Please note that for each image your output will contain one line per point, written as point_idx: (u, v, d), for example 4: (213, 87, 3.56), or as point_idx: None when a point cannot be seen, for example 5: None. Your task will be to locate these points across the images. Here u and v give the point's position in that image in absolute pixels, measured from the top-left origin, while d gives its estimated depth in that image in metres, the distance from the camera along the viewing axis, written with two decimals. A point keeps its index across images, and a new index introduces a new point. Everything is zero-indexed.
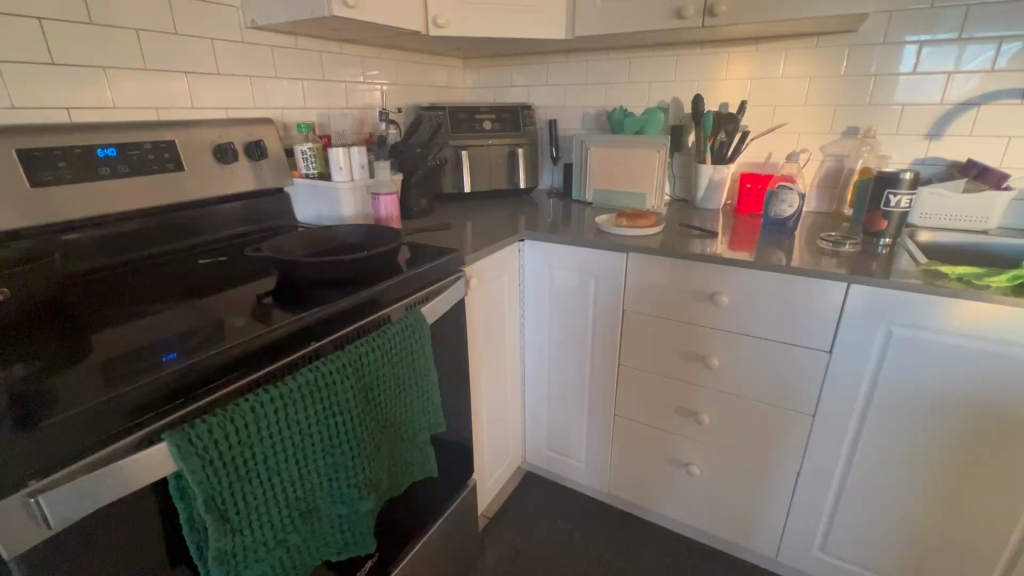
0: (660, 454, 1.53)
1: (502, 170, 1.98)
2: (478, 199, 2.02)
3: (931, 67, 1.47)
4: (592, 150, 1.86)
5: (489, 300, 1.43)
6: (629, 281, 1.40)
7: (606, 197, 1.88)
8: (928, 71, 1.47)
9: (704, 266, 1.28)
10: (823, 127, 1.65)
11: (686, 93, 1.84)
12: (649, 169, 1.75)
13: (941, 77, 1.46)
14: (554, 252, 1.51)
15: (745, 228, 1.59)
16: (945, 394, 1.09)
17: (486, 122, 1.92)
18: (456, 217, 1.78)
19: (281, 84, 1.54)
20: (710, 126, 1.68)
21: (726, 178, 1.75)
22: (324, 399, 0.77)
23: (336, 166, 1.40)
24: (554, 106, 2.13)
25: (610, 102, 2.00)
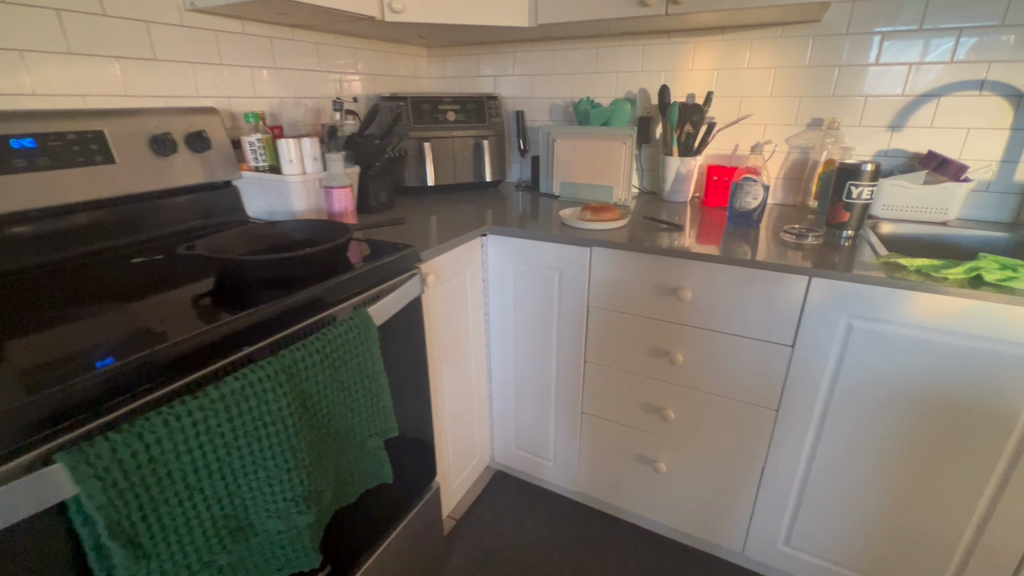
0: (627, 451, 1.51)
1: (467, 163, 1.92)
2: (443, 192, 1.96)
3: (894, 58, 1.46)
4: (558, 141, 1.82)
5: (449, 298, 1.38)
6: (593, 276, 1.37)
7: (573, 190, 1.84)
8: (891, 62, 1.47)
9: (668, 260, 1.25)
10: (789, 119, 1.64)
11: (653, 84, 1.81)
12: (615, 162, 1.72)
13: (904, 68, 1.46)
14: (517, 248, 1.47)
15: (711, 221, 1.57)
16: (905, 387, 1.09)
17: (449, 113, 1.86)
18: (418, 212, 1.72)
19: (227, 71, 1.45)
20: (675, 117, 1.65)
21: (692, 170, 1.73)
22: (253, 409, 0.71)
23: (286, 159, 1.33)
24: (521, 97, 2.08)
25: (578, 93, 1.96)
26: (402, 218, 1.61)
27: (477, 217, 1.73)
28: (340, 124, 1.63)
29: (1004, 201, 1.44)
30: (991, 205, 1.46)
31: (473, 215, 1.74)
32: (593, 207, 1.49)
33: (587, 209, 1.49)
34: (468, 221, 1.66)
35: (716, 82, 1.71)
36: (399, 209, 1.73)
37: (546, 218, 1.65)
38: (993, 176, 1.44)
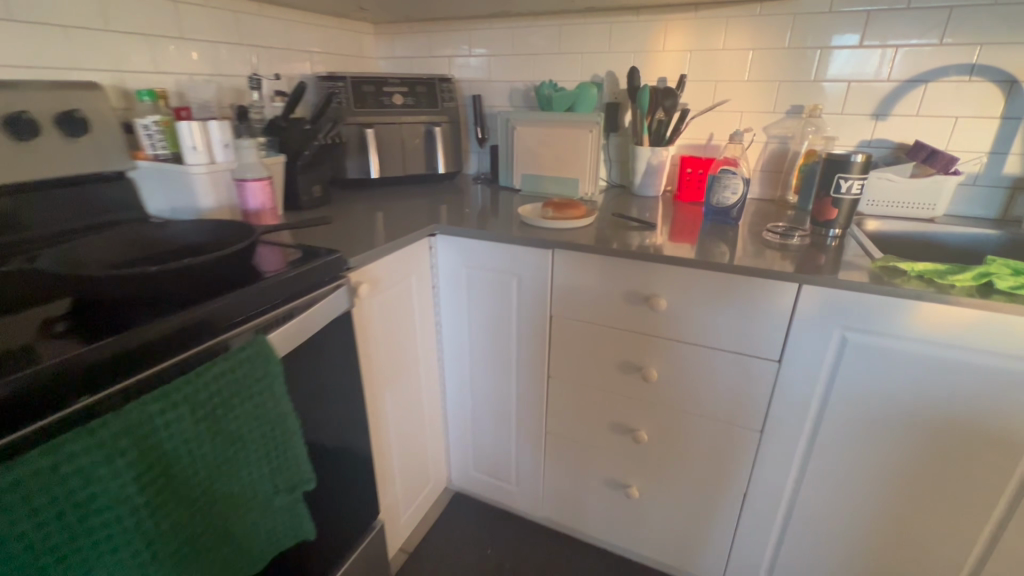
0: (597, 474, 1.36)
1: (417, 152, 1.72)
2: (391, 187, 1.76)
3: (881, 39, 1.34)
4: (518, 129, 1.64)
5: (390, 310, 1.19)
6: (556, 282, 1.20)
7: (536, 184, 1.67)
8: (877, 43, 1.35)
9: (639, 265, 1.10)
10: (767, 106, 1.51)
11: (621, 67, 1.65)
12: (581, 152, 1.55)
13: (891, 50, 1.34)
14: (470, 250, 1.28)
15: (685, 220, 1.43)
16: (903, 407, 0.97)
17: (395, 96, 1.66)
18: (360, 209, 1.52)
19: (116, 40, 1.20)
20: (646, 102, 1.48)
21: (665, 162, 1.58)
22: (71, 493, 0.52)
23: (187, 146, 1.10)
24: (479, 80, 1.89)
25: (540, 77, 1.78)
26: (339, 216, 1.40)
27: (428, 214, 1.54)
28: (262, 106, 1.40)
29: (992, 195, 1.35)
30: (979, 200, 1.36)
31: (424, 212, 1.55)
32: (556, 202, 1.31)
33: (548, 204, 1.31)
34: (417, 219, 1.47)
35: (690, 65, 1.56)
36: (338, 206, 1.51)
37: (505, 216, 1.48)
38: (982, 169, 1.34)
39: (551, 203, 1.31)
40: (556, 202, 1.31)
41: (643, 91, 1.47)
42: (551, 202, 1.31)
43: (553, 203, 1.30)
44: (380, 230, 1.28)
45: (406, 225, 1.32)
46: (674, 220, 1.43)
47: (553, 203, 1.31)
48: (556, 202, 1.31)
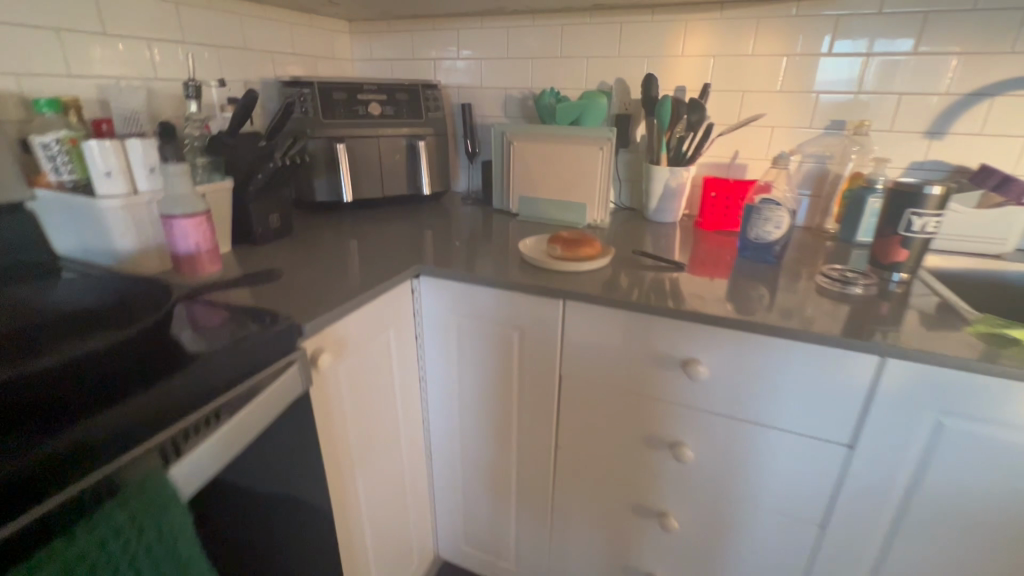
0: (613, 560, 1.14)
1: (398, 170, 1.49)
2: (369, 209, 1.52)
3: (930, 46, 1.16)
4: (515, 145, 1.42)
5: (362, 374, 0.96)
6: (568, 338, 0.98)
7: (535, 207, 1.45)
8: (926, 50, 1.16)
9: (675, 324, 0.88)
10: (803, 120, 1.31)
11: (633, 73, 1.43)
12: (588, 172, 1.34)
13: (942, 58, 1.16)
14: (461, 296, 1.05)
15: (713, 255, 1.22)
16: (1011, 511, 0.77)
17: (372, 105, 1.43)
18: (329, 240, 1.28)
19: (11, 34, 0.95)
20: (667, 115, 1.27)
21: (685, 184, 1.37)
22: None
23: (95, 171, 0.85)
24: (469, 86, 1.66)
25: (539, 83, 1.56)
26: (303, 251, 1.16)
27: (410, 245, 1.30)
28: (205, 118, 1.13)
29: None
30: None
31: (406, 242, 1.32)
32: (562, 236, 1.07)
33: (553, 240, 1.08)
34: (398, 252, 1.24)
35: (713, 73, 1.36)
36: (303, 237, 1.28)
37: (502, 250, 1.25)
38: None
39: (556, 239, 1.07)
40: (562, 237, 1.07)
41: (662, 101, 1.26)
42: (557, 238, 1.08)
43: (560, 237, 1.07)
44: (350, 273, 1.05)
45: (383, 265, 1.10)
46: (700, 255, 1.22)
47: (559, 238, 1.07)
48: (561, 237, 1.07)
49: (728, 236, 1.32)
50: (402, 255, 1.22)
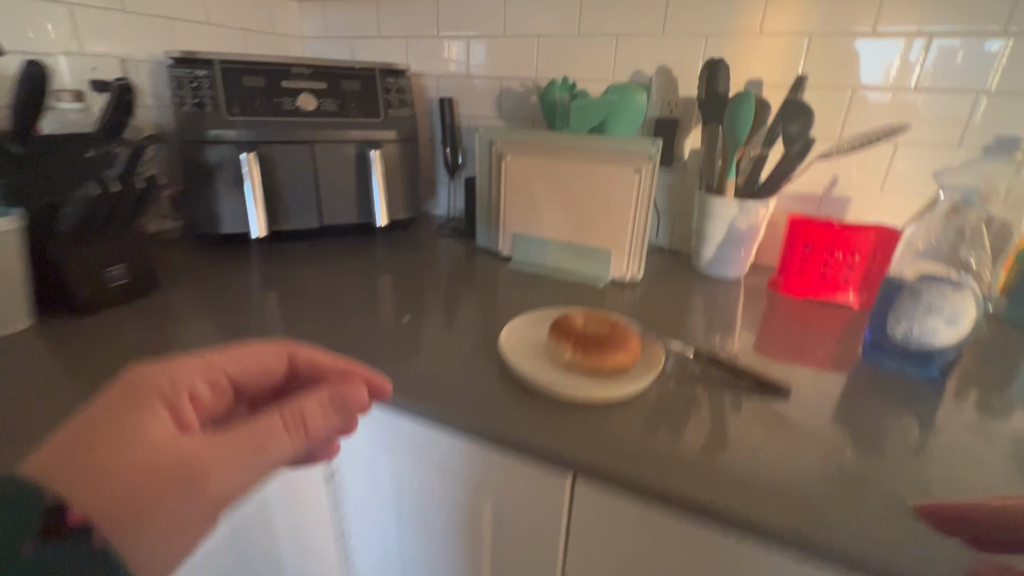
0: None
1: (343, 191, 1.05)
2: (304, 244, 1.10)
3: (963, 48, 0.81)
4: (509, 160, 0.98)
5: (187, 575, 0.58)
6: (578, 529, 0.55)
7: (535, 251, 1.01)
8: (958, 55, 0.82)
9: (790, 551, 0.45)
10: (945, 136, 0.86)
11: (682, 60, 0.99)
12: (615, 206, 0.90)
13: (974, 62, 0.81)
14: (398, 431, 0.63)
15: (810, 349, 0.78)
16: None
17: (304, 95, 0.99)
18: (224, 302, 0.86)
19: None
20: (747, 125, 0.83)
21: (760, 226, 0.92)
22: None
23: None
24: (452, 76, 1.22)
25: (547, 72, 1.12)
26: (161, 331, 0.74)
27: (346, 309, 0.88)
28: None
29: None
30: None
31: (340, 304, 0.89)
32: (577, 328, 0.63)
33: (560, 335, 0.63)
34: (321, 327, 0.81)
35: (807, 60, 0.91)
36: (185, 297, 0.85)
37: (483, 327, 0.82)
38: None
39: (566, 335, 0.63)
40: (576, 331, 0.63)
41: (740, 98, 0.82)
42: (567, 331, 0.63)
43: (572, 331, 0.63)
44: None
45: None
46: (790, 348, 0.78)
47: (573, 333, 0.63)
48: (576, 330, 0.63)
49: (824, 310, 0.88)
50: (326, 333, 0.79)
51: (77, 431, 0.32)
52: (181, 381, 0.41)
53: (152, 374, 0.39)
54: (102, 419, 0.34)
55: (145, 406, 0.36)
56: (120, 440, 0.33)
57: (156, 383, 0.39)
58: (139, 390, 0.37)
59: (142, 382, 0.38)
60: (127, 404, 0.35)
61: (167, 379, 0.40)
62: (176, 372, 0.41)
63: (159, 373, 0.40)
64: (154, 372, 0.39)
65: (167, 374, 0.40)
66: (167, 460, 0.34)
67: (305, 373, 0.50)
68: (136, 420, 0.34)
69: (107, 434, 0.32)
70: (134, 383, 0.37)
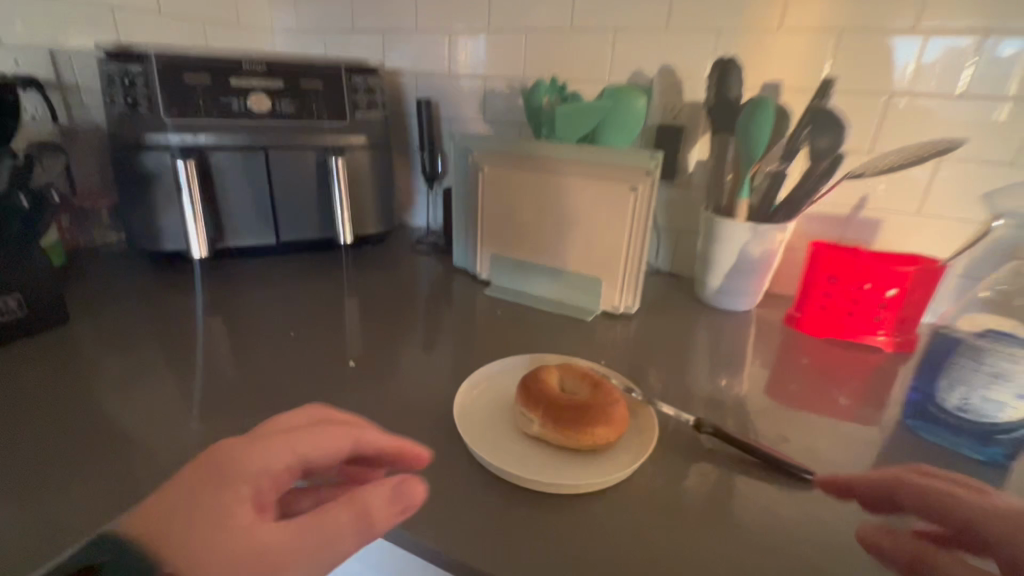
0: None
1: (304, 203, 0.94)
2: (262, 261, 0.98)
3: (973, 48, 0.70)
4: (488, 173, 0.86)
5: None
6: None
7: (517, 275, 0.89)
8: (967, 55, 0.71)
9: None
10: (996, 154, 0.73)
11: (688, 60, 0.87)
12: (606, 229, 0.78)
13: (983, 65, 0.70)
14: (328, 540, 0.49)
15: (833, 405, 0.66)
16: None
17: (256, 95, 0.87)
18: (156, 335, 0.75)
19: None
20: (764, 139, 0.70)
21: (775, 254, 0.79)
22: None
23: None
24: (432, 73, 1.09)
25: (536, 71, 0.99)
26: (70, 381, 0.63)
27: (296, 343, 0.76)
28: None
29: None
30: None
31: (290, 336, 0.78)
32: (552, 390, 0.51)
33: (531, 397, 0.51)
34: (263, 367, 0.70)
35: (836, 61, 0.78)
36: (111, 330, 0.75)
37: (450, 371, 0.71)
38: None
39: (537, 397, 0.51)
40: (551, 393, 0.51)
41: (755, 101, 0.69)
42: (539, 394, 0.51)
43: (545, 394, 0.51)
44: (112, 462, 0.51)
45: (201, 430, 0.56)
46: (809, 403, 0.66)
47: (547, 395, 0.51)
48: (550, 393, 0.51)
49: (847, 354, 0.76)
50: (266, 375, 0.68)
51: (148, 514, 0.30)
52: (270, 462, 0.34)
53: (243, 452, 0.33)
54: (175, 498, 0.31)
55: (228, 488, 0.31)
56: (188, 535, 0.29)
57: (232, 465, 0.32)
58: (225, 467, 0.32)
59: (229, 462, 0.32)
60: (207, 484, 0.31)
61: (261, 458, 0.33)
62: (271, 449, 0.34)
63: (250, 449, 0.34)
64: (248, 449, 0.34)
65: (256, 451, 0.34)
66: (240, 556, 0.29)
67: (374, 453, 0.40)
68: (210, 509, 0.30)
69: (177, 522, 0.29)
70: (221, 456, 0.33)
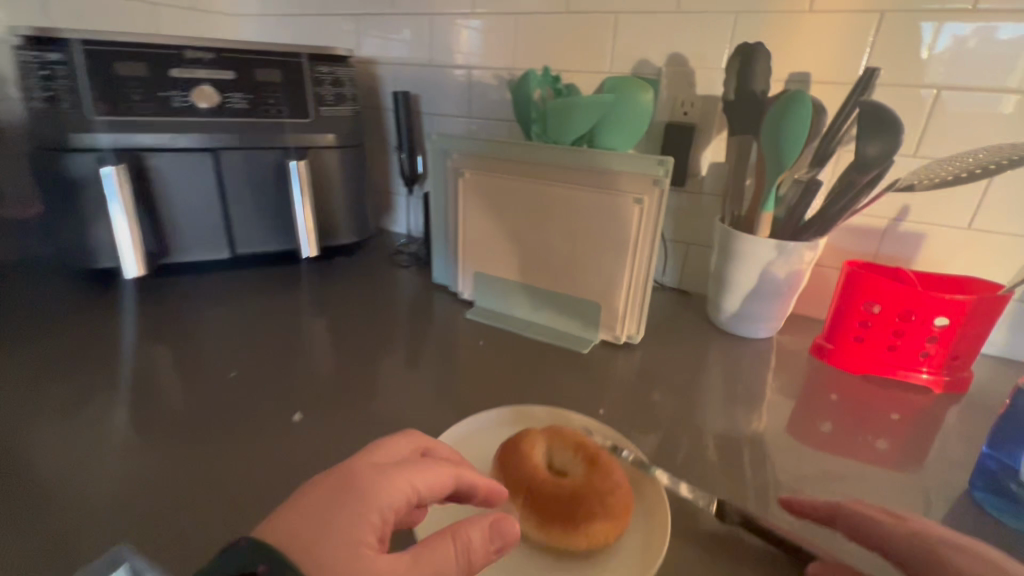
0: None
1: (262, 212, 0.83)
2: (219, 277, 0.88)
3: (975, 35, 0.62)
4: (470, 178, 0.74)
5: None
6: None
7: (504, 295, 0.78)
8: (969, 44, 0.62)
9: None
10: None
11: (701, 47, 0.75)
12: (605, 246, 0.67)
13: (985, 53, 0.62)
14: None
15: (875, 461, 0.56)
16: None
17: (202, 88, 0.75)
18: (82, 372, 0.65)
19: None
20: (797, 145, 0.58)
21: (802, 274, 0.68)
22: None
23: None
24: (411, 63, 0.98)
25: (526, 60, 0.87)
26: None
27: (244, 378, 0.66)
28: None
29: None
30: None
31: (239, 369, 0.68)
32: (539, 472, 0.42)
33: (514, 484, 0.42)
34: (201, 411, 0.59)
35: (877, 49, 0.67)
36: (33, 366, 0.65)
37: (421, 417, 0.60)
38: None
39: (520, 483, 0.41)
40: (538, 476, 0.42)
41: (791, 95, 0.57)
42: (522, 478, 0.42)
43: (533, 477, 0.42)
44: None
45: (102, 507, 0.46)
46: (846, 460, 0.56)
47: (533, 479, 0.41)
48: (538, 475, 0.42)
49: (884, 392, 0.65)
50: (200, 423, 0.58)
51: (288, 522, 0.31)
52: (390, 492, 0.34)
53: (377, 477, 0.35)
54: (319, 506, 0.32)
55: (367, 506, 0.33)
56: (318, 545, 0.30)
57: (361, 487, 0.34)
58: (361, 486, 0.34)
59: (359, 486, 0.34)
60: (340, 499, 0.33)
61: (395, 483, 0.35)
62: (405, 476, 0.35)
63: (382, 478, 0.35)
64: (384, 474, 0.35)
65: (382, 480, 0.34)
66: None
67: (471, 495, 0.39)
68: (351, 521, 0.32)
69: (326, 528, 0.31)
70: (359, 475, 0.35)
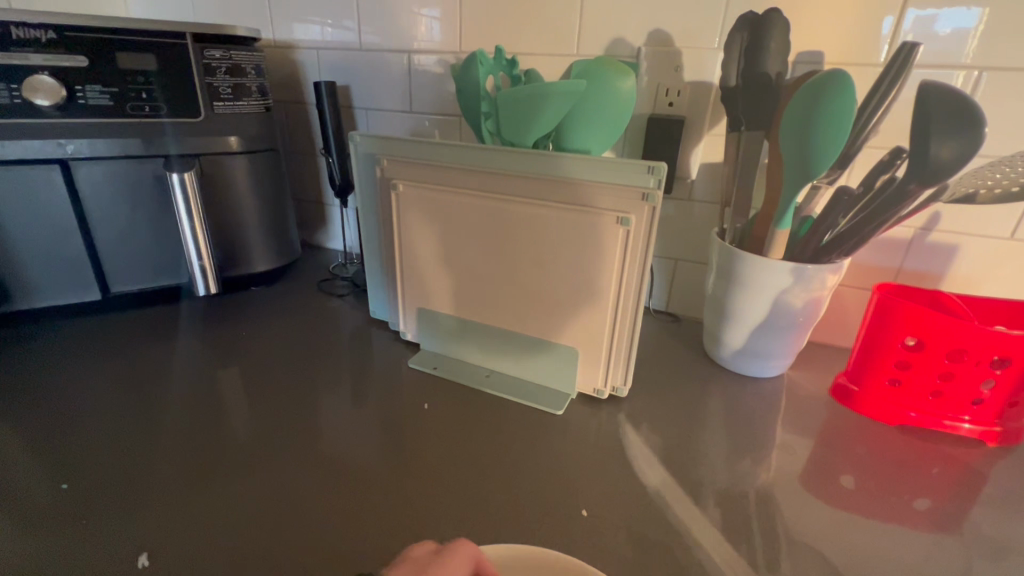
0: None
1: (144, 238, 0.66)
2: (97, 321, 0.70)
3: (917, 27, 0.53)
4: (406, 191, 0.58)
5: None
6: None
7: (457, 335, 0.63)
8: (907, 38, 0.54)
9: None
10: None
11: (691, 22, 0.61)
12: (582, 274, 0.52)
13: (927, 45, 0.54)
14: None
15: (938, 548, 0.42)
16: None
17: (42, 77, 0.56)
18: None
19: None
20: (834, 140, 0.45)
21: (822, 303, 0.55)
22: None
23: None
24: (338, 48, 0.80)
25: (478, 39, 0.71)
26: None
27: (97, 470, 0.48)
28: None
29: None
30: None
31: (96, 453, 0.50)
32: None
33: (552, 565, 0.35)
34: (19, 528, 0.42)
35: (891, 34, 0.55)
36: None
37: (342, 519, 0.44)
38: None
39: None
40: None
41: (828, 75, 0.45)
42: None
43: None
44: None
45: None
46: (902, 546, 0.42)
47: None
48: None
49: (927, 444, 0.53)
50: (15, 547, 0.41)
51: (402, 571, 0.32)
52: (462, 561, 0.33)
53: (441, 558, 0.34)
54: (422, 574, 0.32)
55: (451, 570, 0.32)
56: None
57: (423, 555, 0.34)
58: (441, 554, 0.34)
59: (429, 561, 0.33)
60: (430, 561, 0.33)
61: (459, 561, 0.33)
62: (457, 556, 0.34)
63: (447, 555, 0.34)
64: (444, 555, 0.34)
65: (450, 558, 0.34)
66: None
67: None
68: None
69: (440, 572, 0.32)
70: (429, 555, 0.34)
